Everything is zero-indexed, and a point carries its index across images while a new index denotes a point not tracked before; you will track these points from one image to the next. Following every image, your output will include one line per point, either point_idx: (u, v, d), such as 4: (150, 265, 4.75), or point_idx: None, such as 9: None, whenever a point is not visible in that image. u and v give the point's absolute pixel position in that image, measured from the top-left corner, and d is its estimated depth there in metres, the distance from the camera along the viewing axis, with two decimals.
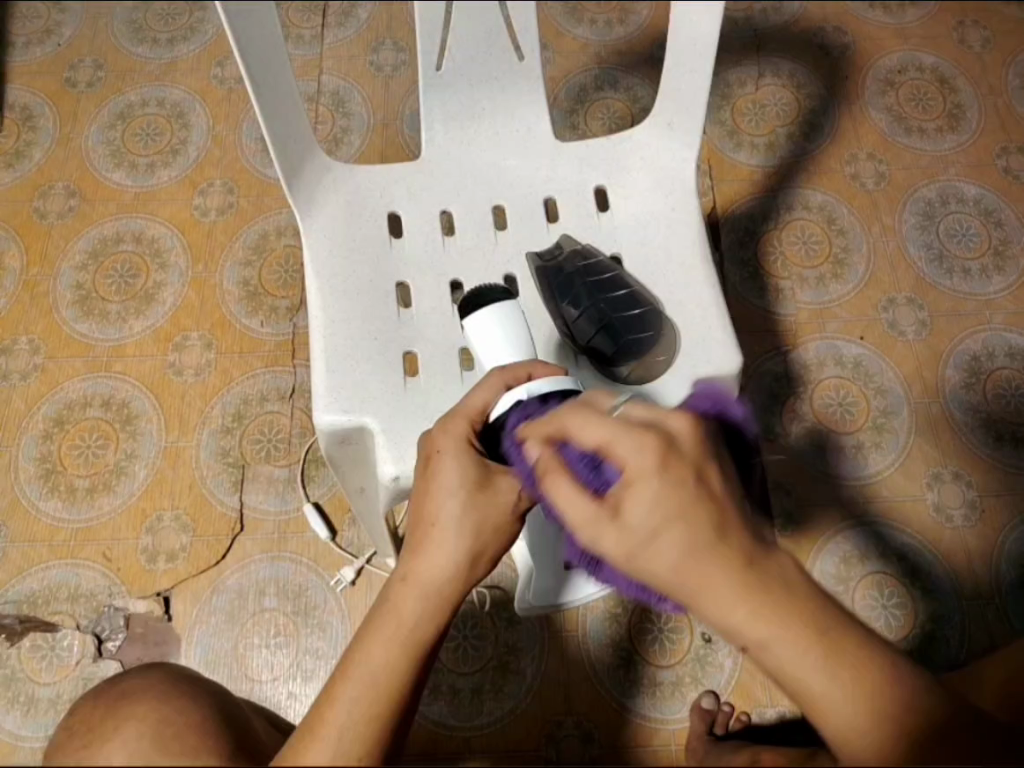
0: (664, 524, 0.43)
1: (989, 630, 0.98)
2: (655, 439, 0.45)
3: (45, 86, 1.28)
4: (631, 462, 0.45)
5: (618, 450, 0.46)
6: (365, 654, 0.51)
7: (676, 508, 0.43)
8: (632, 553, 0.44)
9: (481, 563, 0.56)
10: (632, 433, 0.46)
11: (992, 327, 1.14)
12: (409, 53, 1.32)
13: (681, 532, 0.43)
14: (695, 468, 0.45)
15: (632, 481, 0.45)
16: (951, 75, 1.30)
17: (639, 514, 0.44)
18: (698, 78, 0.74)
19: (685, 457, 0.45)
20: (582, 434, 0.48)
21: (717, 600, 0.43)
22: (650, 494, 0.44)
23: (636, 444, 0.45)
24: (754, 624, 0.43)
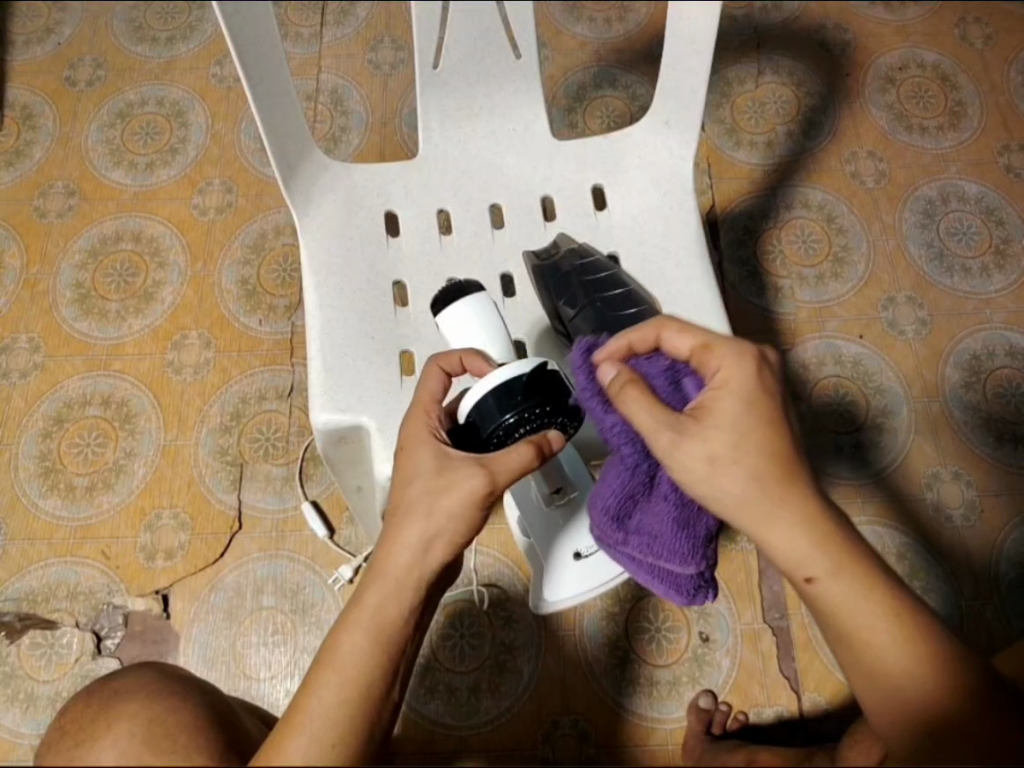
0: (747, 429, 0.52)
1: (989, 630, 0.98)
2: (754, 351, 0.54)
3: (45, 85, 1.28)
4: (728, 366, 0.54)
5: (714, 357, 0.55)
6: (333, 643, 0.51)
7: (765, 417, 0.52)
8: (715, 451, 0.51)
9: (439, 548, 0.54)
10: (733, 344, 0.55)
11: (992, 326, 1.13)
12: (408, 50, 1.31)
13: (764, 439, 0.52)
14: (780, 392, 0.55)
15: (726, 387, 0.53)
16: (952, 72, 1.29)
17: (731, 415, 0.52)
18: (697, 76, 0.73)
19: (774, 377, 0.55)
20: (674, 344, 0.57)
21: (787, 530, 0.52)
22: (739, 399, 0.53)
23: (734, 354, 0.54)
24: (814, 554, 0.53)
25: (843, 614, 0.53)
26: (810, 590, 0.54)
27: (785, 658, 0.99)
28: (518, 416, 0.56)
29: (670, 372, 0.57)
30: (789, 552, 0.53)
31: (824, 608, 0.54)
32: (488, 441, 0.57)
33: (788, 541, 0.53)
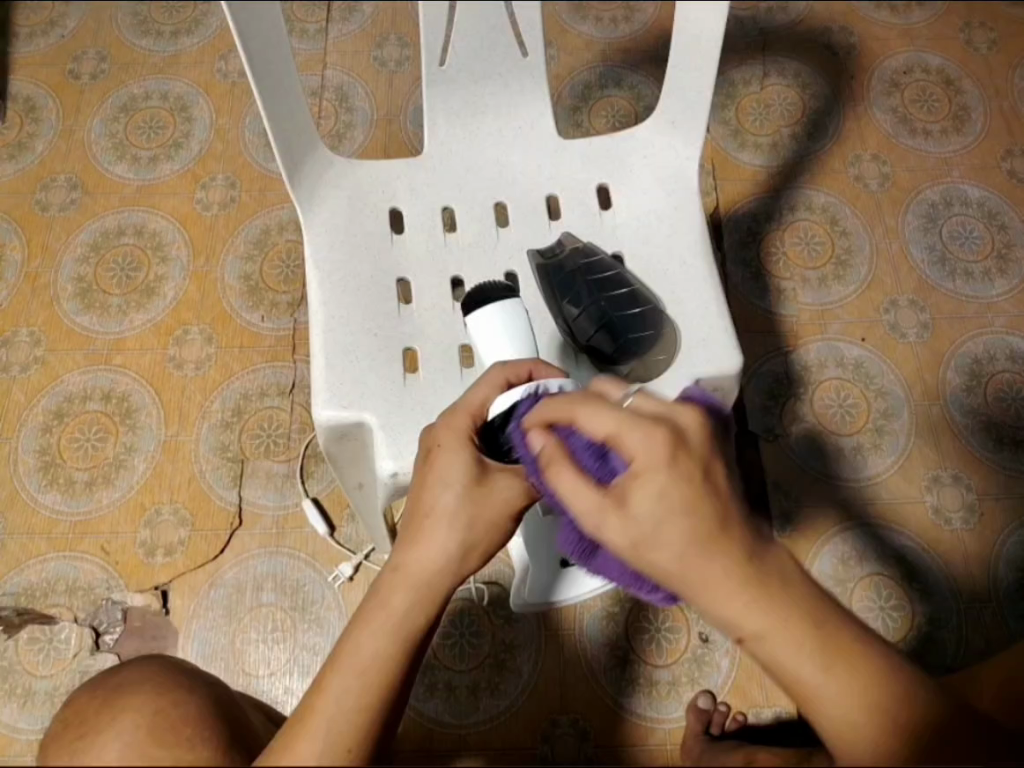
0: (662, 520, 0.45)
1: (987, 633, 0.98)
2: (665, 431, 0.46)
3: (48, 78, 1.28)
4: (639, 450, 0.46)
5: (627, 440, 0.47)
6: (354, 645, 0.51)
7: (682, 501, 0.45)
8: (637, 540, 0.46)
9: (472, 558, 0.55)
10: (642, 425, 0.47)
11: (993, 330, 1.13)
12: (413, 48, 1.31)
13: (684, 525, 0.45)
14: (703, 463, 0.47)
15: (641, 472, 0.46)
16: (957, 77, 1.29)
17: (644, 505, 0.46)
18: (704, 77, 0.73)
19: (693, 452, 0.47)
20: (588, 424, 0.49)
21: (716, 594, 0.46)
22: (656, 487, 0.46)
23: (645, 435, 0.46)
24: (749, 616, 0.46)
25: (784, 667, 0.47)
26: (745, 648, 0.47)
27: None
28: None
29: (595, 448, 0.50)
30: (724, 615, 0.46)
31: (765, 663, 0.47)
32: (506, 456, 0.56)
33: (724, 604, 0.46)
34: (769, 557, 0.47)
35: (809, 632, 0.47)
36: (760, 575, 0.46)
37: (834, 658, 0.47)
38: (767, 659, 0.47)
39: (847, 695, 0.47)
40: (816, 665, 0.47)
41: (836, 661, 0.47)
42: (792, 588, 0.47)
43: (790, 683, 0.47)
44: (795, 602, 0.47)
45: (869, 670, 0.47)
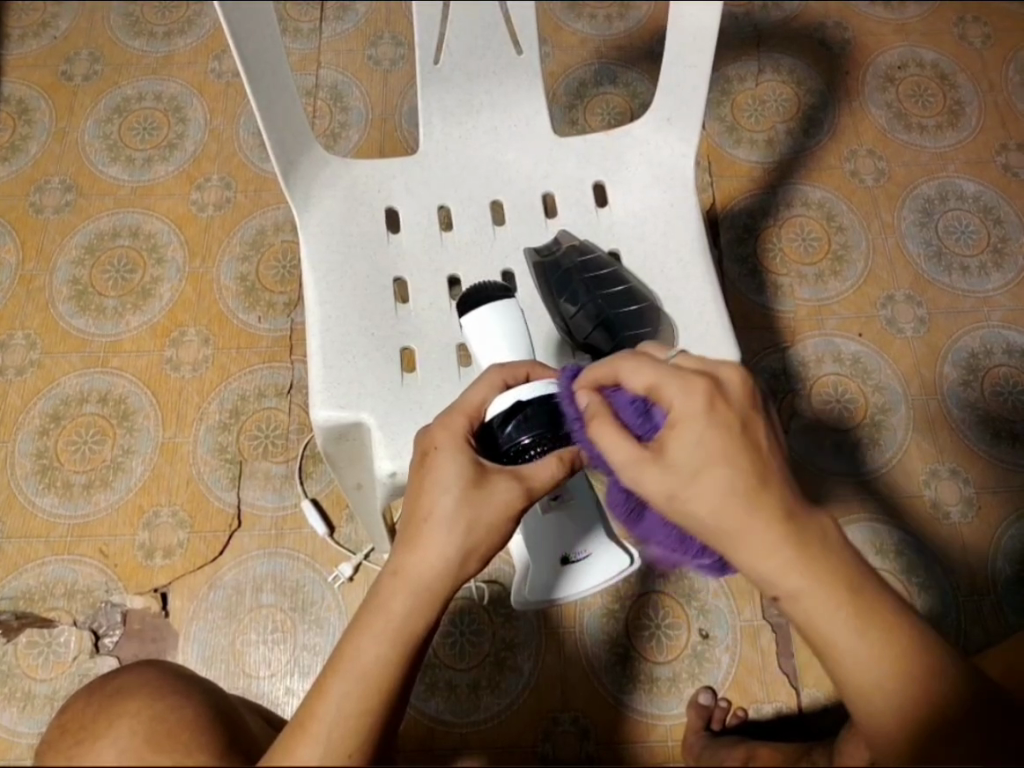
0: (704, 464, 0.46)
1: (986, 626, 0.99)
2: (706, 383, 0.48)
3: (41, 79, 1.27)
4: (679, 404, 0.47)
5: (665, 393, 0.48)
6: (354, 649, 0.51)
7: (724, 447, 0.46)
8: (674, 488, 0.47)
9: (474, 559, 0.55)
10: (681, 378, 0.48)
11: (990, 324, 1.14)
12: (408, 46, 1.31)
13: (722, 473, 0.46)
14: (741, 418, 0.48)
15: (678, 422, 0.47)
16: (951, 71, 1.30)
17: (684, 454, 0.47)
18: (699, 73, 0.73)
19: (731, 403, 0.48)
20: (628, 378, 0.50)
21: (755, 548, 0.47)
22: (697, 432, 0.47)
23: (681, 388, 0.48)
24: (785, 574, 0.47)
25: (816, 627, 0.47)
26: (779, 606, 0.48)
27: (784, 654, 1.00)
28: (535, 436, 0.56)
29: (639, 404, 0.51)
30: (764, 571, 0.47)
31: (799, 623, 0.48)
32: (506, 457, 0.57)
33: (759, 558, 0.47)
34: (812, 520, 0.47)
35: (843, 593, 0.47)
36: (801, 534, 0.47)
37: (870, 624, 0.47)
38: (800, 618, 0.47)
39: (876, 659, 0.47)
40: (850, 629, 0.47)
41: (869, 623, 0.47)
42: (831, 548, 0.47)
43: (820, 644, 0.48)
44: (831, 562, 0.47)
45: (901, 635, 0.47)
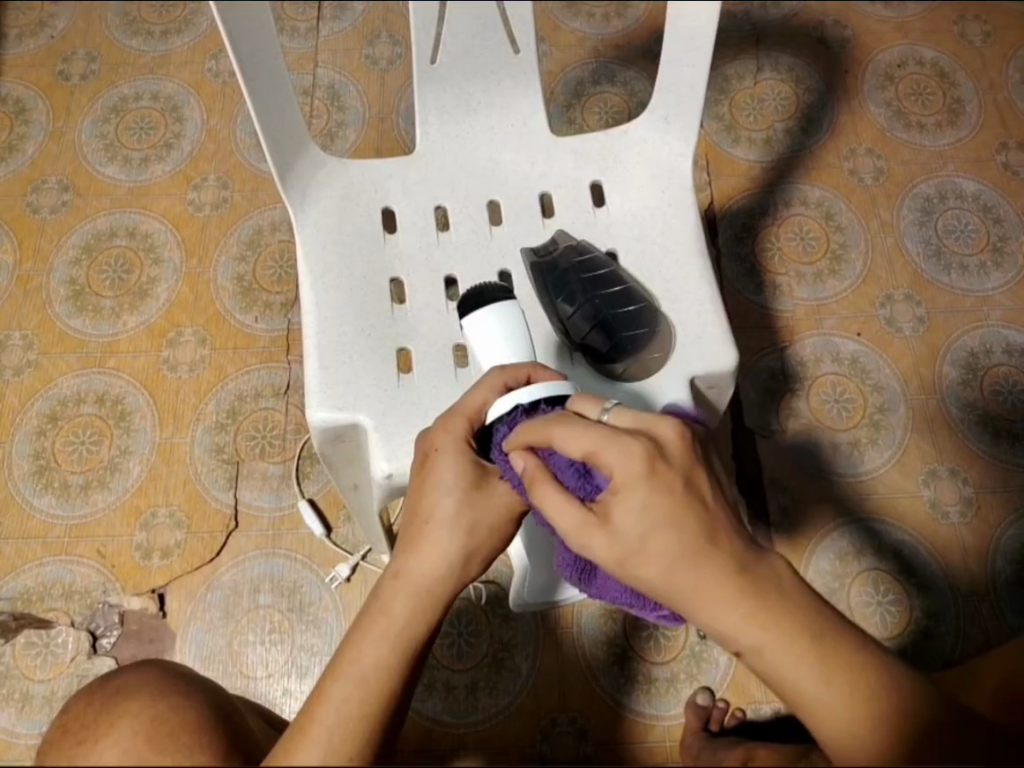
0: (654, 528, 0.48)
1: (985, 626, 0.98)
2: (644, 445, 0.48)
3: (38, 79, 1.27)
4: (618, 465, 0.48)
5: (606, 456, 0.49)
6: (354, 653, 0.51)
7: (666, 512, 0.48)
8: (620, 554, 0.48)
9: (474, 562, 0.55)
10: (619, 440, 0.49)
11: (990, 323, 1.13)
12: (405, 46, 1.31)
13: (667, 535, 0.48)
14: (683, 476, 0.49)
15: (620, 489, 0.48)
16: (951, 70, 1.29)
17: (628, 521, 0.48)
18: (697, 73, 0.73)
19: (673, 465, 0.49)
20: (564, 446, 0.50)
21: (711, 602, 0.48)
22: (638, 498, 0.48)
23: (623, 452, 0.48)
24: (742, 628, 0.48)
25: (778, 673, 0.48)
26: (746, 662, 0.49)
27: None
28: None
29: (578, 467, 0.51)
30: (723, 627, 0.48)
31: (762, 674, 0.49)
32: (506, 460, 0.56)
33: (718, 616, 0.48)
34: (762, 568, 0.49)
35: (801, 638, 0.48)
36: (753, 586, 0.48)
37: (832, 666, 0.47)
38: (765, 669, 0.48)
39: (843, 700, 0.47)
40: (813, 671, 0.47)
41: (831, 664, 0.47)
42: (786, 594, 0.49)
43: (784, 691, 0.48)
44: (788, 608, 0.48)
45: (866, 673, 0.48)
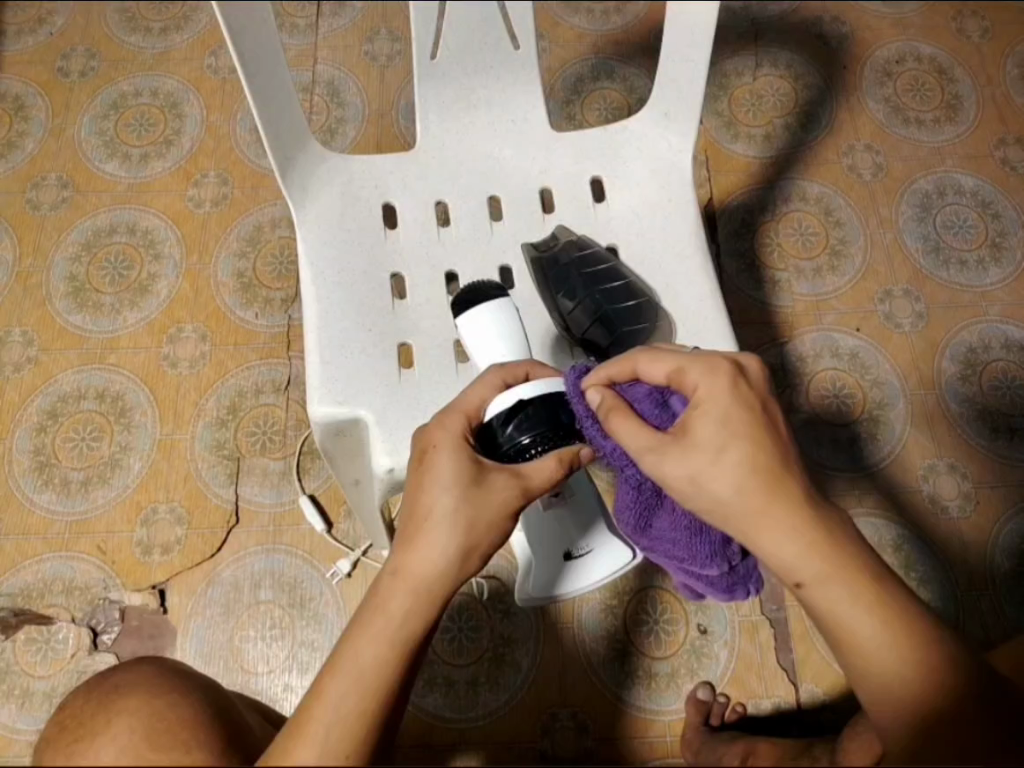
0: (726, 445, 0.49)
1: (984, 621, 0.98)
2: (729, 368, 0.51)
3: (37, 76, 1.27)
4: (704, 387, 0.51)
5: (690, 378, 0.51)
6: (354, 648, 0.51)
7: (744, 429, 0.49)
8: (698, 470, 0.49)
9: (476, 556, 0.55)
10: (703, 362, 0.51)
11: (989, 319, 1.13)
12: (404, 41, 1.31)
13: (743, 452, 0.49)
14: (761, 400, 0.51)
15: (703, 405, 0.50)
16: (949, 66, 1.29)
17: (707, 434, 0.50)
18: (696, 69, 0.73)
19: (752, 386, 0.51)
20: (649, 369, 0.53)
21: (775, 529, 0.49)
22: (718, 418, 0.50)
23: (705, 372, 0.51)
24: (803, 558, 0.49)
25: (829, 606, 0.50)
26: (803, 594, 0.51)
27: (783, 649, 1.00)
28: (534, 435, 0.56)
29: (656, 395, 0.54)
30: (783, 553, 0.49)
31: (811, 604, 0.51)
32: (505, 455, 0.57)
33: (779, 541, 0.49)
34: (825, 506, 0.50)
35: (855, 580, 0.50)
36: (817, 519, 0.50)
37: (882, 609, 0.50)
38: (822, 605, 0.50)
39: (891, 640, 0.49)
40: (864, 614, 0.49)
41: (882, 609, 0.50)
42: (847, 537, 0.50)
43: (833, 622, 0.50)
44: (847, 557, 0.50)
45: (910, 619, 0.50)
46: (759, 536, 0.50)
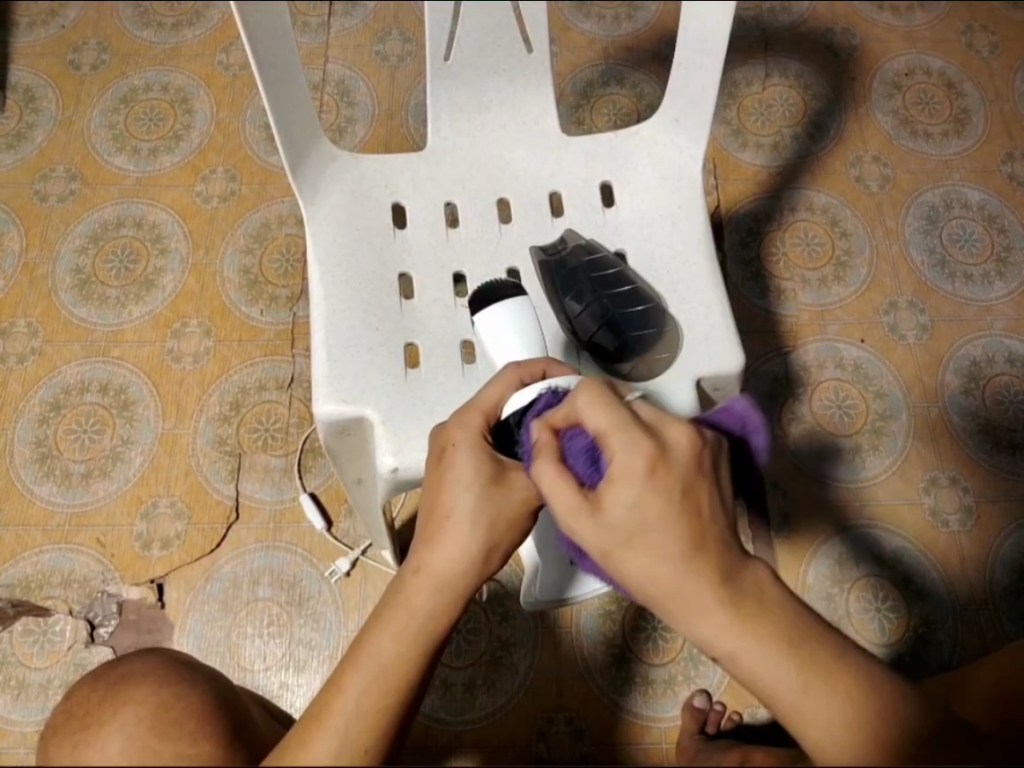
0: (641, 527, 0.46)
1: (982, 634, 0.99)
2: (650, 445, 0.46)
3: (48, 68, 1.27)
4: (621, 459, 0.46)
5: (612, 443, 0.47)
6: (376, 642, 0.51)
7: (656, 514, 0.45)
8: (608, 546, 0.46)
9: (495, 557, 0.55)
10: (629, 431, 0.46)
11: (992, 333, 1.14)
12: (415, 43, 1.31)
13: (655, 535, 0.45)
14: (684, 484, 0.46)
15: (616, 478, 0.46)
16: (958, 80, 1.30)
17: (619, 510, 0.46)
18: (709, 75, 0.73)
19: (675, 468, 0.46)
20: (586, 416, 0.48)
21: (688, 612, 0.46)
22: (632, 495, 0.45)
23: (629, 443, 0.46)
24: (721, 634, 0.46)
25: (759, 682, 0.46)
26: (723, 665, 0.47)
27: None
28: None
29: (591, 451, 0.48)
30: (699, 634, 0.46)
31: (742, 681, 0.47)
32: (519, 455, 0.56)
33: (702, 626, 0.46)
34: (743, 576, 0.47)
35: (788, 655, 0.46)
36: (735, 596, 0.46)
37: (808, 669, 0.46)
38: (762, 695, 0.47)
39: (835, 717, 0.45)
40: (790, 677, 0.46)
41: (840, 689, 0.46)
42: (768, 606, 0.47)
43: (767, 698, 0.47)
44: (773, 621, 0.46)
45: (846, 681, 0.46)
46: (677, 619, 0.47)
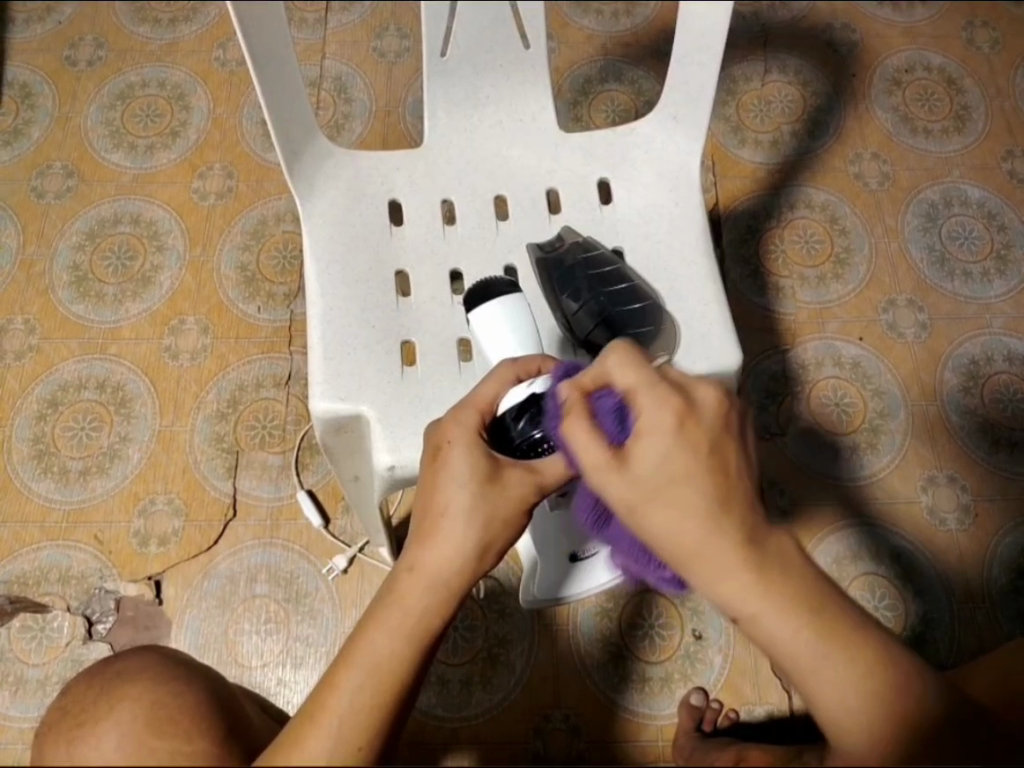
0: (671, 483, 0.43)
1: (979, 634, 0.98)
2: (678, 401, 0.44)
3: (45, 64, 1.27)
4: (649, 416, 0.44)
5: (641, 400, 0.45)
6: (370, 641, 0.50)
7: (686, 473, 0.43)
8: (634, 503, 0.44)
9: (491, 555, 0.55)
10: (658, 388, 0.44)
11: (991, 331, 1.13)
12: (413, 39, 1.30)
13: (682, 495, 0.43)
14: (712, 440, 0.44)
15: (645, 433, 0.44)
16: (959, 76, 1.29)
17: (647, 467, 0.44)
18: (706, 73, 0.73)
19: (704, 425, 0.44)
20: (613, 376, 0.46)
21: (711, 569, 0.44)
22: (662, 452, 0.43)
23: (658, 400, 0.44)
24: (747, 598, 0.44)
25: (780, 648, 0.44)
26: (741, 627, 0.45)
27: None
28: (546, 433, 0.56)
29: (619, 411, 0.47)
30: (722, 593, 0.44)
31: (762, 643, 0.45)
32: (516, 452, 0.57)
33: (726, 585, 0.44)
34: (769, 538, 0.45)
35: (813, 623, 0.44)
36: (760, 556, 0.44)
37: (830, 638, 0.44)
38: (783, 659, 0.45)
39: (856, 685, 0.44)
40: (814, 646, 0.44)
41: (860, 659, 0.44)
42: (792, 570, 0.44)
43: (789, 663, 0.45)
44: (798, 588, 0.44)
45: (867, 649, 0.44)
46: (698, 576, 0.44)
